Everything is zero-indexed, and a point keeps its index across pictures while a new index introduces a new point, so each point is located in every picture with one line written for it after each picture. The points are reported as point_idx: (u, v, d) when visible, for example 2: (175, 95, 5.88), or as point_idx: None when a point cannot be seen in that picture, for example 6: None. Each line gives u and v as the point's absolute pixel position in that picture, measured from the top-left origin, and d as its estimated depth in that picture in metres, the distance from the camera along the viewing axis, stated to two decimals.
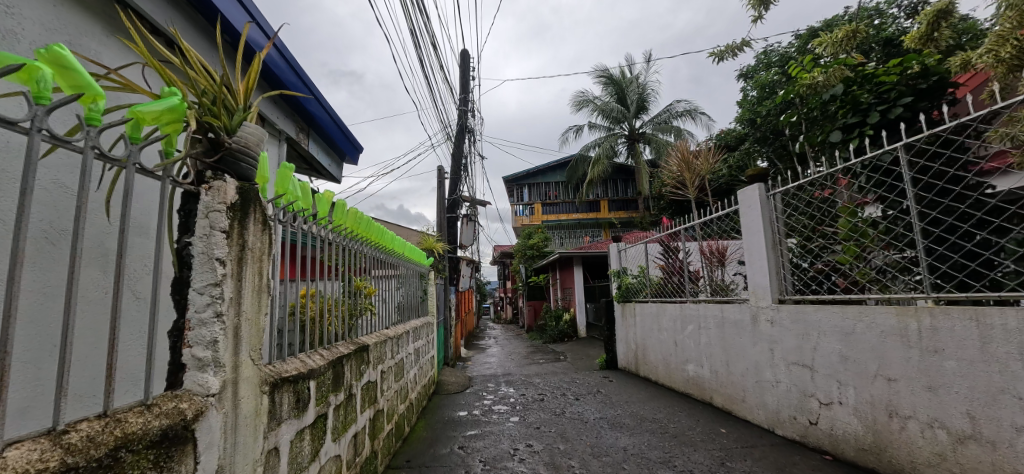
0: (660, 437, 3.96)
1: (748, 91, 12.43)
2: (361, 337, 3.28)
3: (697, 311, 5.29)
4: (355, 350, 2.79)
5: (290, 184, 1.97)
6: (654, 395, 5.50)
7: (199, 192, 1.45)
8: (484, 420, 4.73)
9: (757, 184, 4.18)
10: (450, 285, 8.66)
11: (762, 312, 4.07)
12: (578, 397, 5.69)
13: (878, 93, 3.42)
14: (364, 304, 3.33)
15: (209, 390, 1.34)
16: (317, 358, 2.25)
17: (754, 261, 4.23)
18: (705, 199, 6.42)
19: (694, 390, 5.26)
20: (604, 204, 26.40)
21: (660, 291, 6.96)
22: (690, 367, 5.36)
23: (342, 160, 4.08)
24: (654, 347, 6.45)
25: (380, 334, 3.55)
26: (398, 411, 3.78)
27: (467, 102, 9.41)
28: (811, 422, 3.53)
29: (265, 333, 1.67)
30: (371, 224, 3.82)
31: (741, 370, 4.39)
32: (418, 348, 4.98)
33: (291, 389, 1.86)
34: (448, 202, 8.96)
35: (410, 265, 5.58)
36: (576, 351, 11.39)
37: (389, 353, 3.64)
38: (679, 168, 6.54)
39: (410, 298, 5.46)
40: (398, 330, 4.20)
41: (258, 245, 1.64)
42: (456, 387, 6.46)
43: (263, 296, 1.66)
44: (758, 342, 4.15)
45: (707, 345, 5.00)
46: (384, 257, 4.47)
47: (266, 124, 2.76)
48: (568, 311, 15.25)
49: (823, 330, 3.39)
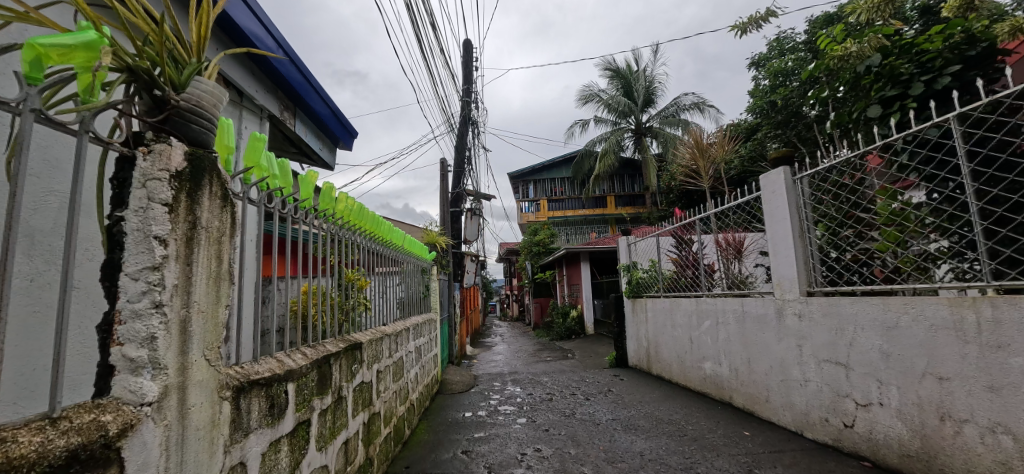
0: (678, 440, 3.68)
1: (761, 80, 12.05)
2: (354, 334, 3.00)
3: (714, 305, 4.99)
4: (346, 348, 2.52)
5: (260, 156, 1.70)
6: (669, 395, 5.21)
7: (135, 157, 1.19)
8: (489, 421, 4.47)
9: (782, 167, 3.86)
10: (454, 281, 8.40)
11: (789, 305, 3.77)
12: (588, 397, 5.41)
13: (920, 63, 3.07)
14: (358, 298, 3.06)
15: (144, 398, 1.09)
16: (299, 356, 1.99)
17: (780, 251, 3.91)
18: (720, 188, 6.11)
19: (711, 389, 4.97)
20: (611, 199, 26.03)
21: (673, 286, 6.66)
22: (708, 365, 5.07)
23: (335, 145, 3.81)
24: (668, 344, 6.15)
25: (376, 332, 3.29)
26: (397, 413, 3.53)
27: (471, 93, 9.14)
28: (846, 424, 3.23)
29: (224, 329, 1.41)
30: (365, 214, 3.55)
31: (763, 368, 4.09)
32: (419, 346, 4.73)
33: (262, 395, 1.60)
34: (452, 195, 8.70)
35: (411, 260, 5.32)
36: (584, 348, 11.10)
37: (387, 352, 3.38)
38: (693, 156, 6.23)
39: (411, 293, 5.22)
40: (397, 328, 3.94)
41: (216, 224, 1.38)
42: (461, 386, 6.22)
43: (222, 285, 1.40)
44: (783, 338, 3.84)
45: (726, 341, 4.70)
46: (382, 250, 4.21)
47: (245, 100, 2.50)
48: (575, 308, 14.95)
49: (860, 324, 3.09)
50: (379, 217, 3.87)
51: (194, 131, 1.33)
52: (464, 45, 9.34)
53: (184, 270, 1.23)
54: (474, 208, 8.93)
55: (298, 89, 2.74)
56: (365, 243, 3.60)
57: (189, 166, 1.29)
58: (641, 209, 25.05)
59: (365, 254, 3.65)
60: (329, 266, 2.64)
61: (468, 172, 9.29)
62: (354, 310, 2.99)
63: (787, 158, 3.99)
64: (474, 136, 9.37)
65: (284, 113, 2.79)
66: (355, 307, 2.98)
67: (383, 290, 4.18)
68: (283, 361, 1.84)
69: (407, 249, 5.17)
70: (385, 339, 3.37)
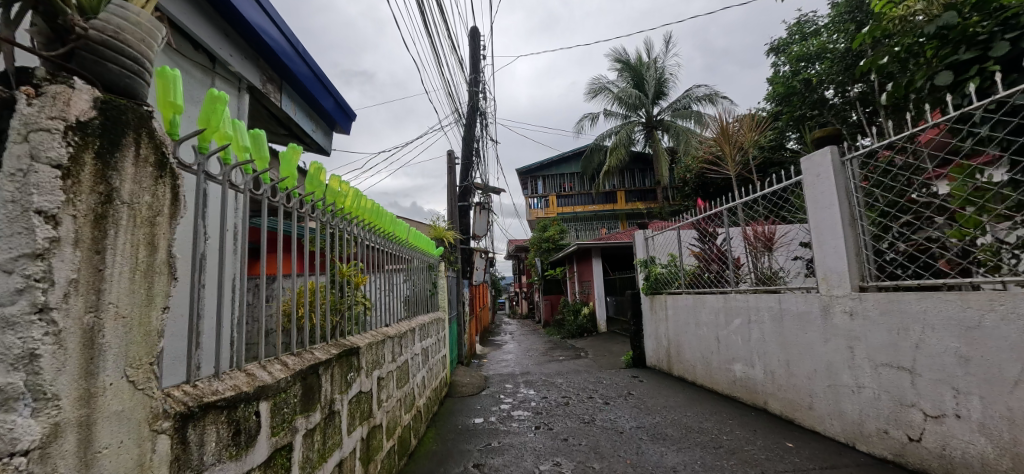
0: (713, 453, 3.30)
1: (781, 66, 11.50)
2: (352, 337, 2.61)
3: (745, 302, 4.58)
4: (339, 355, 2.13)
5: (221, 121, 1.37)
6: (696, 400, 4.81)
7: (16, 99, 0.84)
8: (502, 429, 4.11)
9: (829, 147, 3.44)
10: (462, 278, 8.06)
11: (837, 302, 3.36)
12: (607, 401, 5.04)
13: (1001, 20, 2.64)
14: (355, 297, 2.68)
15: (15, 447, 0.75)
16: (278, 367, 1.64)
17: (826, 240, 3.49)
18: (747, 176, 5.68)
19: (743, 393, 4.56)
20: (622, 194, 25.53)
21: (696, 282, 6.23)
22: (738, 367, 4.67)
23: (332, 129, 3.49)
24: (692, 344, 5.74)
25: (379, 334, 2.92)
26: (401, 423, 3.19)
27: (478, 82, 8.76)
28: (911, 437, 2.83)
29: (163, 338, 1.07)
30: (364, 202, 3.18)
31: (806, 371, 3.68)
32: (426, 348, 4.39)
33: (222, 421, 1.25)
34: (459, 189, 8.34)
35: (418, 256, 4.99)
36: (597, 347, 10.71)
37: (390, 356, 3.02)
38: (718, 143, 5.80)
39: (417, 291, 4.88)
40: (402, 328, 3.59)
41: (146, 198, 1.03)
42: (471, 388, 5.88)
43: (160, 280, 1.06)
44: (830, 339, 3.44)
45: (760, 341, 4.30)
46: (386, 244, 3.86)
47: (217, 66, 2.18)
48: (587, 306, 14.55)
49: (930, 323, 2.69)
50: (382, 208, 3.53)
51: (112, 74, 0.99)
52: (471, 31, 8.94)
53: (90, 259, 0.89)
54: (482, 202, 8.56)
55: (283, 60, 2.41)
56: (366, 236, 3.26)
57: (98, 117, 0.94)
58: (653, 204, 24.53)
59: (367, 248, 3.30)
60: (316, 262, 2.26)
61: (475, 165, 8.92)
62: (352, 310, 2.65)
63: (834, 137, 3.56)
64: (482, 127, 8.98)
65: (266, 85, 2.46)
66: (353, 309, 2.64)
67: (386, 288, 3.81)
68: (254, 374, 1.49)
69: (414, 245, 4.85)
70: (388, 341, 3.01)
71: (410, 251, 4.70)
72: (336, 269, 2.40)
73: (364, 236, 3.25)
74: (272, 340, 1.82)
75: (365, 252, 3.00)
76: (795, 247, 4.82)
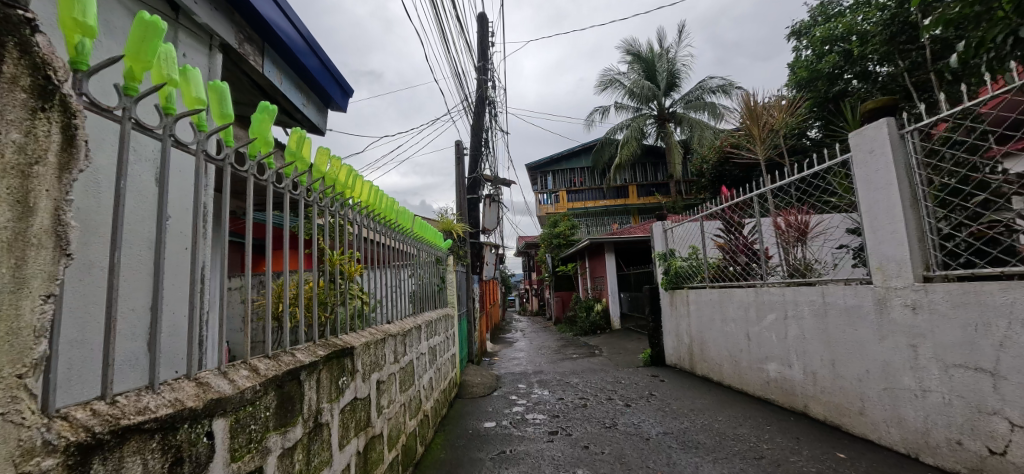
0: (755, 464, 2.94)
1: (803, 50, 10.98)
2: (347, 335, 2.27)
3: (779, 296, 4.19)
4: (328, 357, 1.79)
5: (153, 50, 1.05)
6: (726, 402, 4.44)
7: None
8: (517, 435, 3.79)
9: (886, 119, 3.04)
10: (471, 273, 7.76)
11: (895, 294, 2.98)
12: (628, 403, 4.69)
13: None
14: (350, 290, 2.34)
15: None
16: (245, 374, 1.32)
17: (882, 225, 3.08)
18: (778, 160, 5.27)
19: (779, 395, 4.18)
20: (633, 189, 25.03)
21: (721, 275, 5.83)
22: (772, 366, 4.29)
23: (326, 104, 3.17)
24: (718, 341, 5.35)
25: (380, 331, 2.60)
26: (406, 430, 2.90)
27: (487, 70, 8.41)
28: (993, 450, 2.46)
29: (43, 339, 0.75)
30: (365, 186, 2.84)
31: (856, 373, 3.30)
32: (434, 347, 4.09)
33: (151, 450, 0.93)
34: (468, 181, 8.03)
35: (425, 249, 4.67)
36: (612, 345, 10.33)
37: (393, 356, 2.71)
38: (744, 126, 5.38)
39: (425, 286, 4.57)
40: (406, 325, 3.28)
41: (14, 137, 0.71)
42: (482, 388, 5.56)
43: (40, 258, 0.74)
44: (886, 336, 3.06)
45: (799, 339, 3.92)
46: (391, 235, 3.52)
47: (181, 17, 1.83)
48: (600, 302, 14.17)
49: (1020, 318, 2.31)
50: (385, 194, 3.20)
51: None
52: (480, 17, 8.59)
53: None
54: (492, 195, 8.24)
55: (262, 16, 2.08)
56: (367, 223, 2.94)
57: None
58: (665, 199, 24.01)
59: (369, 237, 2.97)
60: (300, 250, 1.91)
61: (484, 156, 8.59)
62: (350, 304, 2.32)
63: (891, 108, 3.16)
64: (491, 117, 8.63)
65: (245, 45, 2.10)
66: (351, 303, 2.32)
67: (390, 283, 3.49)
68: (208, 384, 1.17)
69: (421, 237, 4.52)
70: (390, 340, 2.68)
71: (417, 244, 4.38)
72: (331, 257, 2.09)
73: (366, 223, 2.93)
74: (241, 339, 1.50)
75: (367, 241, 2.69)
76: (835, 236, 4.42)
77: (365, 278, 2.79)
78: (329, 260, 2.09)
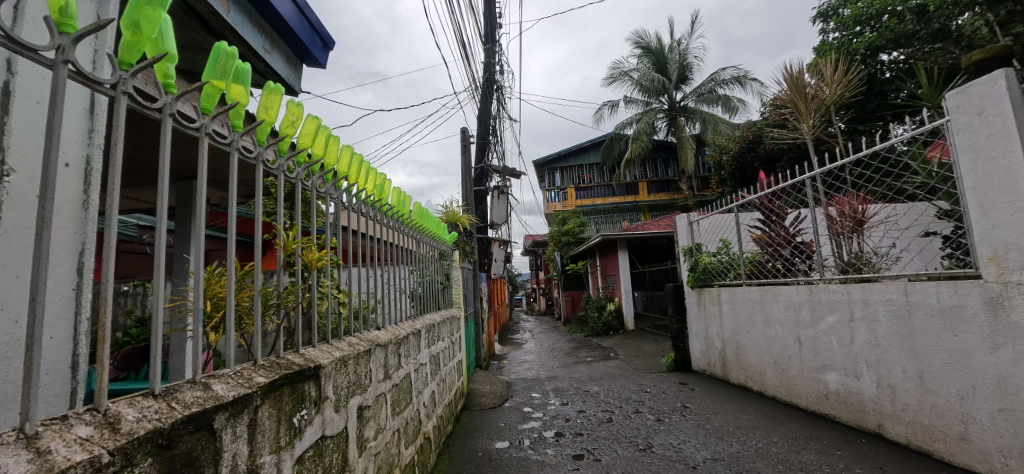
0: None
1: (831, 32, 10.28)
2: (320, 347, 1.67)
3: (842, 296, 3.57)
4: (269, 386, 1.18)
5: None
6: (777, 418, 3.83)
7: None
8: (535, 459, 3.19)
9: (1003, 70, 2.41)
10: (479, 270, 7.17)
11: (1016, 293, 2.38)
12: (661, 418, 4.09)
13: None
14: (324, 287, 1.73)
15: None
16: (84, 434, 0.74)
17: (997, 205, 2.46)
18: (827, 139, 4.62)
19: (842, 412, 3.59)
20: (643, 185, 24.31)
21: (760, 271, 5.19)
22: (833, 377, 3.68)
23: (302, 59, 2.61)
24: (758, 346, 4.73)
25: (365, 341, 2.00)
26: (400, 462, 2.32)
27: (494, 52, 7.82)
28: None
29: None
30: (351, 155, 2.24)
31: (957, 388, 2.71)
32: (438, 355, 3.51)
33: None
34: (475, 171, 7.46)
35: (427, 241, 4.06)
36: (628, 347, 9.72)
37: (383, 372, 2.13)
38: (788, 101, 4.72)
39: (428, 285, 3.98)
40: (403, 330, 2.69)
41: None
42: (492, 398, 4.98)
43: None
44: (1002, 346, 2.46)
45: (871, 345, 3.31)
46: (388, 224, 2.95)
47: None
48: (613, 302, 13.51)
49: None
50: (380, 171, 2.60)
51: None
52: None
53: None
54: (501, 187, 7.64)
55: None
56: (356, 204, 2.34)
57: None
58: (677, 195, 23.29)
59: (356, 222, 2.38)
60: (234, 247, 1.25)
61: (492, 146, 7.98)
62: (321, 306, 1.71)
63: (1005, 58, 2.53)
64: (499, 103, 8.02)
65: None
66: (325, 304, 1.73)
67: (386, 281, 2.90)
68: None
69: (422, 227, 3.90)
70: (378, 350, 2.08)
71: (418, 235, 3.77)
72: (292, 241, 1.49)
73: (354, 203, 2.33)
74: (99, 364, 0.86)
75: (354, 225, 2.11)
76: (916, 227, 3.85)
77: (350, 272, 2.16)
78: (294, 247, 1.51)
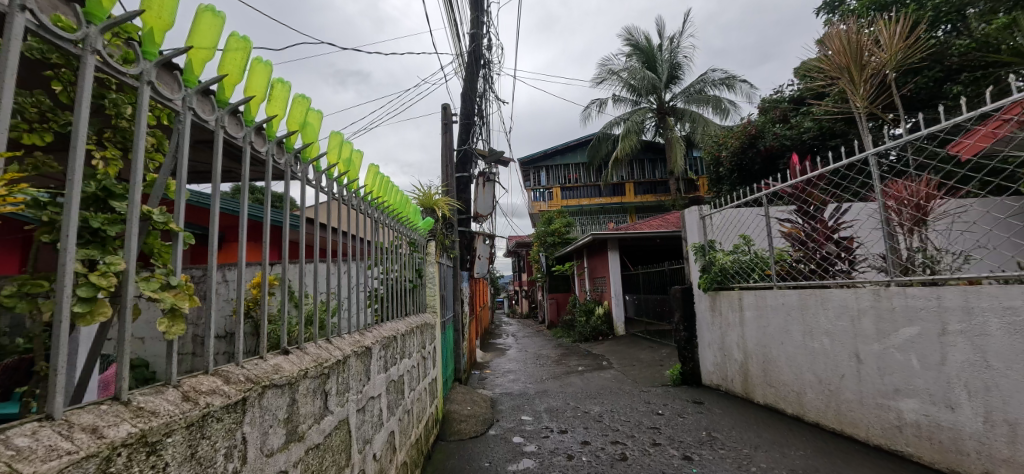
0: None
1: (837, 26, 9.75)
2: (81, 417, 0.70)
3: (926, 303, 2.80)
4: None
5: None
6: (837, 457, 3.03)
7: None
8: None
9: None
10: (460, 268, 6.23)
11: None
12: (688, 454, 3.23)
13: None
14: (102, 280, 0.77)
15: None
16: None
17: None
18: (881, 115, 3.87)
19: (924, 451, 2.82)
20: (630, 187, 23.75)
21: (791, 272, 4.34)
22: (912, 406, 2.89)
23: None
24: (794, 361, 3.94)
25: (242, 379, 1.05)
26: None
27: (482, 22, 6.90)
28: None
29: None
30: (235, 42, 1.19)
31: None
32: (401, 378, 2.57)
33: None
34: (458, 155, 6.62)
35: (390, 225, 3.03)
36: (621, 355, 8.88)
37: (283, 437, 1.18)
38: (834, 67, 3.96)
39: (393, 283, 3.04)
40: (343, 347, 1.72)
41: None
42: (473, 424, 4.04)
43: None
44: None
45: (974, 368, 2.54)
46: (329, 192, 1.99)
47: None
48: (602, 305, 12.71)
49: None
50: (310, 102, 1.57)
51: None
52: None
53: None
54: (487, 174, 6.70)
55: None
56: (246, 138, 1.30)
57: None
58: (665, 197, 22.85)
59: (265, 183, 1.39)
60: None
61: (477, 128, 7.06)
62: (91, 322, 0.76)
63: None
64: (487, 81, 7.08)
65: None
66: (103, 318, 0.77)
67: (340, 281, 2.03)
68: None
69: (384, 203, 2.88)
70: (273, 390, 1.14)
71: (379, 215, 2.75)
72: None
73: (241, 133, 1.29)
74: None
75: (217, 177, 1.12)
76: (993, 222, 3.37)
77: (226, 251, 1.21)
78: None
